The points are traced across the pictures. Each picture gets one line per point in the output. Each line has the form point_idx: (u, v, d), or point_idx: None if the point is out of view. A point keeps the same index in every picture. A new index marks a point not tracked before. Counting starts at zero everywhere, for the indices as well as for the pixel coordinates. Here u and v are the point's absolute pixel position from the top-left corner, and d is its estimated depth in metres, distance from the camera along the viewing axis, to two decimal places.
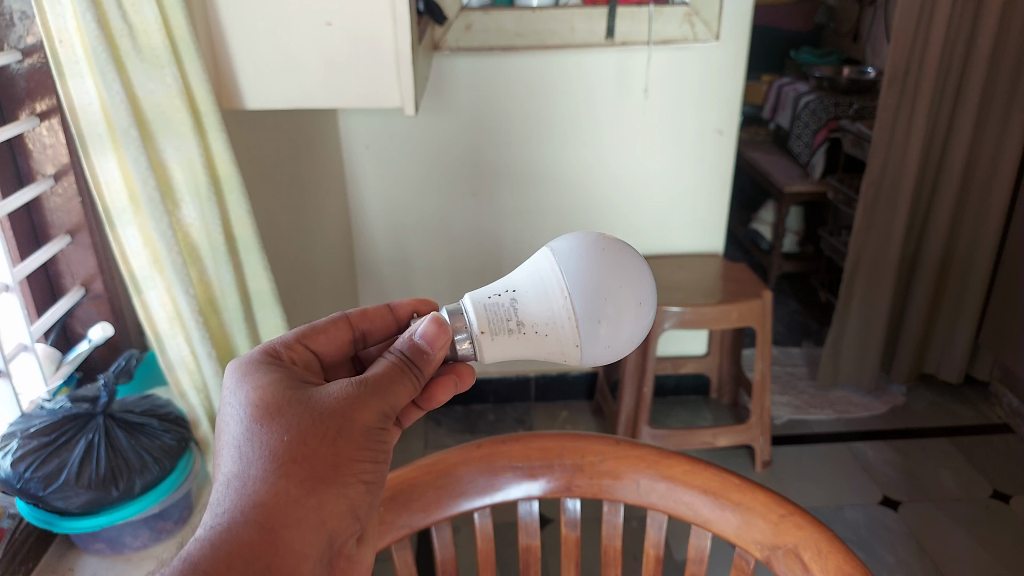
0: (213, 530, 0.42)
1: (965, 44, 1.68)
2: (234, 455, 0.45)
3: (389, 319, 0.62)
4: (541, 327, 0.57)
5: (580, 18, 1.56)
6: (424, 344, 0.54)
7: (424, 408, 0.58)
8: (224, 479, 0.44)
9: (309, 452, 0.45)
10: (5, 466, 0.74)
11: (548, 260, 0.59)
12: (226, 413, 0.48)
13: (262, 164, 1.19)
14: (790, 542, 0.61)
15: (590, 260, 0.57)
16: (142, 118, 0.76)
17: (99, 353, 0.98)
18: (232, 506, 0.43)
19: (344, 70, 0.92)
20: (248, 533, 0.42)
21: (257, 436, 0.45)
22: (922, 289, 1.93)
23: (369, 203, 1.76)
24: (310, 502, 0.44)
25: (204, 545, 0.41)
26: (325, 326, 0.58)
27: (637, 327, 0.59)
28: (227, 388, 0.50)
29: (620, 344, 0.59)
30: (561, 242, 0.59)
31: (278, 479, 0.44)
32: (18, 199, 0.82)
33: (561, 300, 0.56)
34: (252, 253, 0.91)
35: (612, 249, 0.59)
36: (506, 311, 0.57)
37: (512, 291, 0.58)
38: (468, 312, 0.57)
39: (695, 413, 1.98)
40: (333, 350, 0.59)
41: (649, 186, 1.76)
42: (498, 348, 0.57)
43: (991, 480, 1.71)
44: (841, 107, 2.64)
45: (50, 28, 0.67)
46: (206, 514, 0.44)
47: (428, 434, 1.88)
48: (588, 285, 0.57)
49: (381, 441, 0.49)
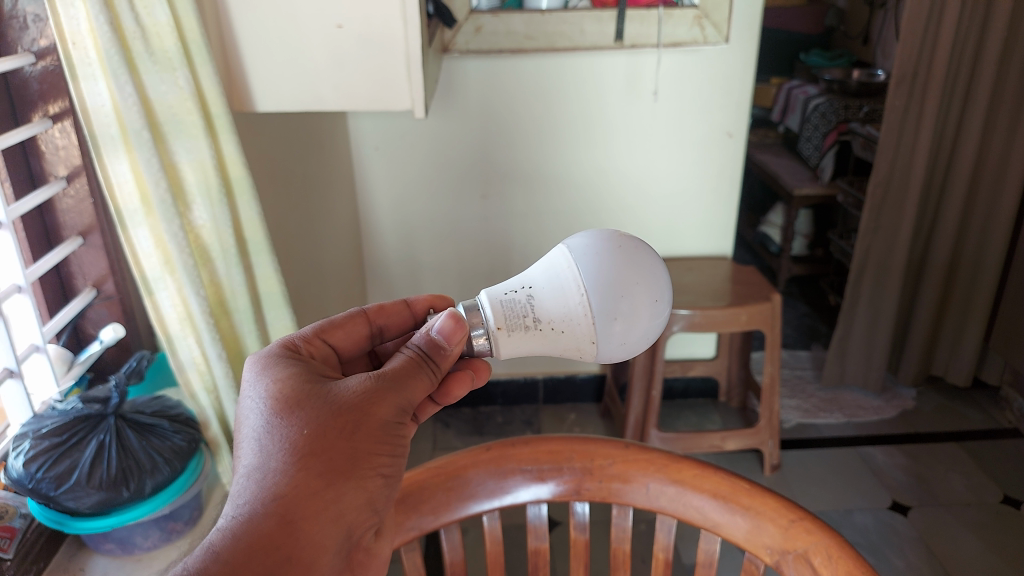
0: (233, 521, 0.42)
1: (975, 45, 1.67)
2: (254, 448, 0.45)
3: (406, 315, 0.62)
4: (556, 323, 0.57)
5: (590, 20, 1.54)
6: (441, 340, 0.54)
7: (439, 403, 0.58)
8: (244, 470, 0.45)
9: (327, 445, 0.45)
10: (17, 467, 0.74)
11: (564, 256, 0.58)
12: (246, 406, 0.48)
13: (272, 166, 1.19)
14: (799, 548, 0.61)
15: (606, 257, 0.57)
16: (154, 120, 0.77)
17: (110, 353, 0.99)
18: (252, 498, 0.43)
19: (354, 70, 0.93)
20: (267, 524, 0.42)
21: (276, 429, 0.45)
22: (930, 291, 1.93)
23: (379, 204, 1.77)
24: (329, 495, 0.44)
25: (224, 536, 0.41)
26: (342, 321, 0.58)
27: (652, 325, 0.59)
28: (247, 382, 0.50)
29: (635, 342, 0.58)
30: (578, 239, 0.59)
31: (298, 472, 0.44)
32: (31, 201, 0.83)
33: (577, 296, 0.56)
34: (262, 255, 0.91)
35: (628, 247, 0.58)
36: (522, 307, 0.57)
37: (528, 287, 0.58)
38: (485, 308, 0.57)
39: (703, 416, 1.97)
40: (349, 345, 0.59)
41: (660, 188, 1.75)
42: (513, 344, 0.57)
43: (1002, 486, 1.70)
44: (852, 110, 2.64)
45: (63, 30, 0.68)
46: (226, 506, 0.44)
47: (436, 435, 1.89)
48: (604, 281, 0.56)
49: (399, 436, 0.49)
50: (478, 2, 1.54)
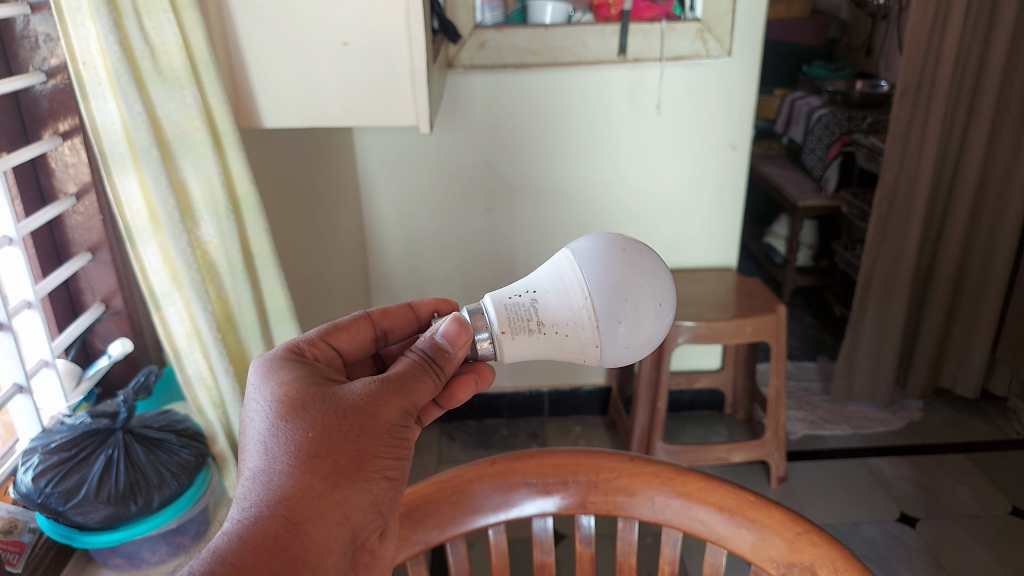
0: (239, 522, 0.43)
1: (978, 57, 1.68)
2: (260, 451, 0.45)
3: (410, 317, 0.62)
4: (560, 327, 0.57)
5: (593, 35, 1.55)
6: (445, 343, 0.54)
7: (444, 406, 0.58)
8: (250, 473, 0.45)
9: (333, 447, 0.46)
10: (27, 482, 0.75)
11: (569, 261, 0.59)
12: (252, 410, 0.48)
13: (279, 182, 1.21)
14: (805, 561, 0.61)
15: (610, 261, 0.57)
16: (163, 138, 0.78)
17: (119, 369, 1.00)
18: (258, 500, 0.43)
19: (361, 88, 0.94)
20: (273, 525, 0.42)
21: (282, 431, 0.46)
22: (937, 301, 1.92)
23: (384, 219, 1.78)
24: (335, 497, 0.45)
25: (230, 538, 0.42)
26: (347, 324, 0.59)
27: (657, 328, 0.59)
28: (251, 386, 0.50)
29: (640, 345, 0.59)
30: (582, 243, 0.59)
31: (303, 474, 0.44)
32: (41, 217, 0.84)
33: (581, 300, 0.57)
34: (269, 270, 0.92)
35: (633, 250, 0.59)
36: (526, 310, 0.57)
37: (532, 291, 0.59)
38: (489, 311, 0.58)
39: (709, 429, 1.97)
40: (354, 348, 0.59)
41: (664, 201, 1.76)
42: (517, 347, 0.58)
43: (1010, 497, 1.69)
44: (855, 121, 2.63)
45: (74, 50, 0.69)
46: (232, 508, 0.44)
47: (442, 449, 1.89)
48: (607, 285, 0.57)
49: (403, 439, 0.49)
50: (482, 18, 1.56)
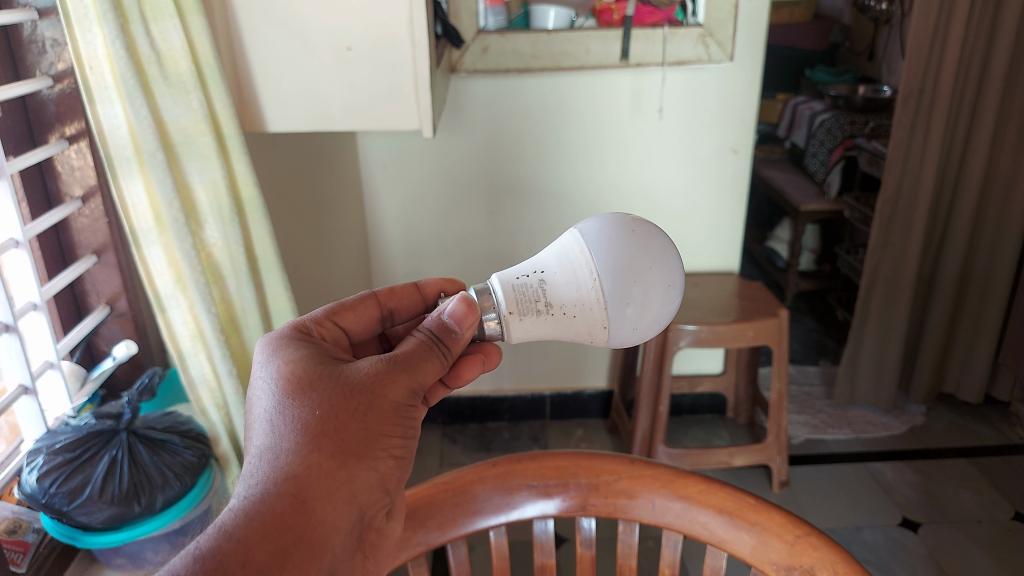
0: (246, 499, 0.43)
1: (981, 62, 1.68)
2: (266, 429, 0.46)
3: (416, 297, 0.63)
4: (569, 308, 0.57)
5: (595, 39, 1.56)
6: (452, 323, 0.55)
7: (450, 386, 0.59)
8: (257, 451, 0.45)
9: (339, 426, 0.46)
10: (31, 482, 0.76)
11: (577, 241, 0.59)
12: (258, 388, 0.49)
13: (284, 185, 1.22)
14: (805, 563, 0.61)
15: (618, 242, 0.58)
16: (168, 141, 0.79)
17: (122, 370, 1.00)
18: (265, 478, 0.43)
19: (365, 93, 0.95)
20: (280, 503, 0.43)
21: (288, 410, 0.46)
22: (941, 305, 1.91)
23: (387, 223, 1.79)
24: (341, 476, 0.45)
25: (237, 514, 0.42)
26: (353, 304, 0.59)
27: (664, 310, 0.60)
28: (258, 365, 0.51)
29: (648, 326, 0.59)
30: (590, 224, 0.60)
31: (310, 452, 0.45)
32: (47, 220, 0.85)
33: (589, 281, 0.57)
34: (272, 272, 0.93)
35: (642, 232, 0.59)
36: (534, 291, 0.58)
37: (540, 271, 0.59)
38: (496, 292, 0.58)
39: (711, 432, 1.97)
40: (361, 328, 0.60)
41: (666, 204, 1.76)
42: (525, 328, 0.58)
43: (1013, 503, 1.68)
44: (857, 125, 2.65)
45: (81, 55, 0.70)
46: (238, 486, 0.44)
47: (444, 451, 1.89)
48: (616, 267, 0.57)
49: (410, 418, 0.50)
50: (485, 23, 1.56)
